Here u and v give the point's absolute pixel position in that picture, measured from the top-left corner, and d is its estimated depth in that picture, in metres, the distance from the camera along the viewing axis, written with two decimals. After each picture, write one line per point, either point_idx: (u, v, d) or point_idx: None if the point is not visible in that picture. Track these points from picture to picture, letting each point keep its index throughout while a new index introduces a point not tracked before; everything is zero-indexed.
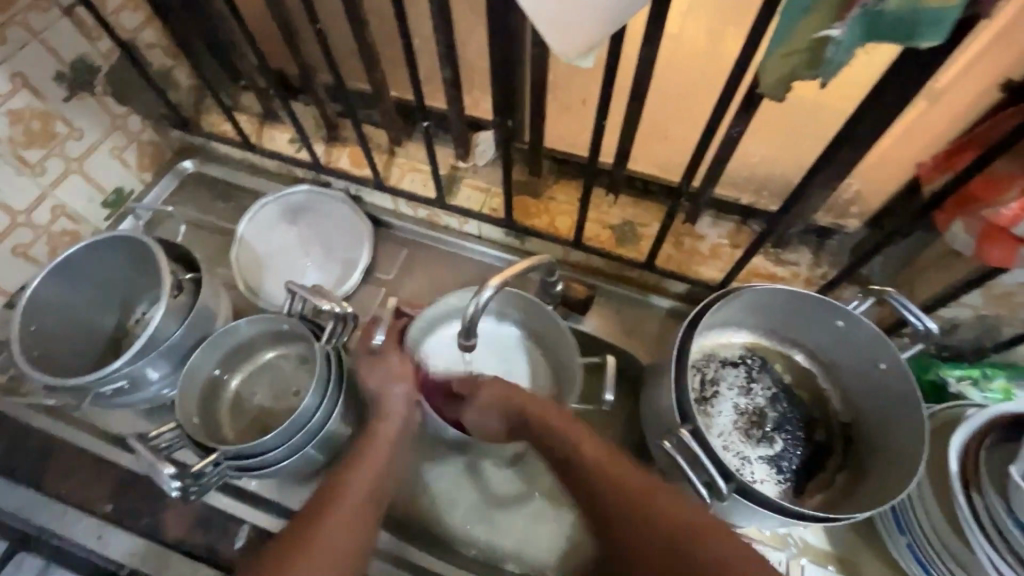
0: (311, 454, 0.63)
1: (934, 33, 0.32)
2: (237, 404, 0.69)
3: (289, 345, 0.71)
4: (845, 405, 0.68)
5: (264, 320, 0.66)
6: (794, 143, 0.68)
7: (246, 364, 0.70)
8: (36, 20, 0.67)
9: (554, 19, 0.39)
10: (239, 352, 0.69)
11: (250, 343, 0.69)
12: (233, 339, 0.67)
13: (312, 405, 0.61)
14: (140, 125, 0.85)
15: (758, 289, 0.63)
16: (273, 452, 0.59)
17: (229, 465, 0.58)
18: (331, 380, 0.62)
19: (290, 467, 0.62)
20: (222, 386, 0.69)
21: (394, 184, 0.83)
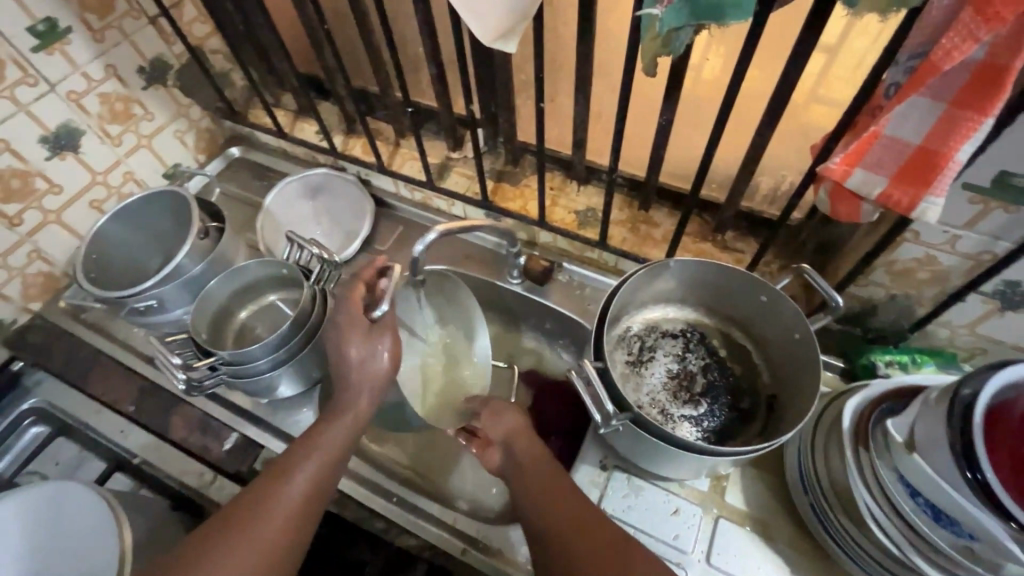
0: (292, 371, 0.76)
1: (738, 13, 0.42)
2: (241, 334, 0.83)
3: (290, 289, 0.84)
4: (772, 377, 0.73)
5: (268, 263, 0.79)
6: (732, 137, 0.75)
7: (253, 302, 0.85)
8: (128, 26, 0.87)
9: (474, 9, 0.50)
10: (248, 290, 0.83)
11: (259, 283, 0.83)
12: (245, 278, 0.81)
13: (295, 332, 0.73)
14: (200, 114, 1.05)
15: (685, 261, 0.71)
16: (259, 362, 0.72)
17: (223, 371, 0.72)
18: (314, 316, 0.75)
19: (269, 380, 0.75)
20: (231, 315, 0.83)
21: (395, 169, 0.97)
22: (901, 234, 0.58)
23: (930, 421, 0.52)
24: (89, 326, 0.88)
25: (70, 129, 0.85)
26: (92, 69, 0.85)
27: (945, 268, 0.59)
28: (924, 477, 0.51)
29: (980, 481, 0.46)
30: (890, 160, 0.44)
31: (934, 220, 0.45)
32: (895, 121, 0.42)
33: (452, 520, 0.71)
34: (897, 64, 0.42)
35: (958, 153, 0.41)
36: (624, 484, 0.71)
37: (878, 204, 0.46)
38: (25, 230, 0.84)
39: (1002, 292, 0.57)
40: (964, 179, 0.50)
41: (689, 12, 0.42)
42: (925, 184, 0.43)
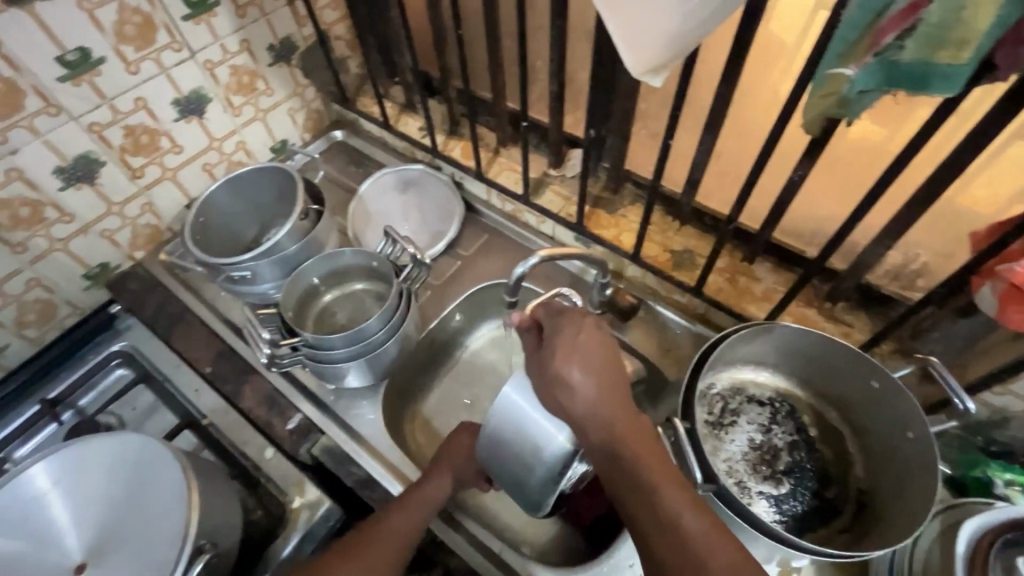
0: (365, 365, 0.76)
1: (945, 86, 0.37)
2: (321, 317, 0.85)
3: (375, 281, 0.85)
4: (867, 471, 0.67)
5: (360, 253, 0.80)
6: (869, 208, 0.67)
7: (338, 287, 0.86)
8: (268, 5, 0.90)
9: (631, 40, 0.48)
10: (336, 275, 0.84)
11: (347, 270, 0.84)
12: (337, 263, 0.82)
13: (375, 328, 0.73)
14: (313, 95, 1.08)
15: (792, 329, 0.65)
16: (336, 349, 0.72)
17: (303, 353, 0.73)
18: (396, 315, 0.75)
19: (343, 370, 0.75)
20: (316, 296, 0.84)
21: (491, 177, 0.97)
22: None
23: None
24: (181, 283, 0.92)
25: (199, 95, 0.89)
26: (230, 42, 0.89)
27: None
28: None
29: None
30: None
31: None
32: None
33: (471, 527, 0.71)
34: None
35: None
36: None
37: None
38: (144, 183, 0.89)
39: None
40: None
41: (883, 79, 0.39)
42: None
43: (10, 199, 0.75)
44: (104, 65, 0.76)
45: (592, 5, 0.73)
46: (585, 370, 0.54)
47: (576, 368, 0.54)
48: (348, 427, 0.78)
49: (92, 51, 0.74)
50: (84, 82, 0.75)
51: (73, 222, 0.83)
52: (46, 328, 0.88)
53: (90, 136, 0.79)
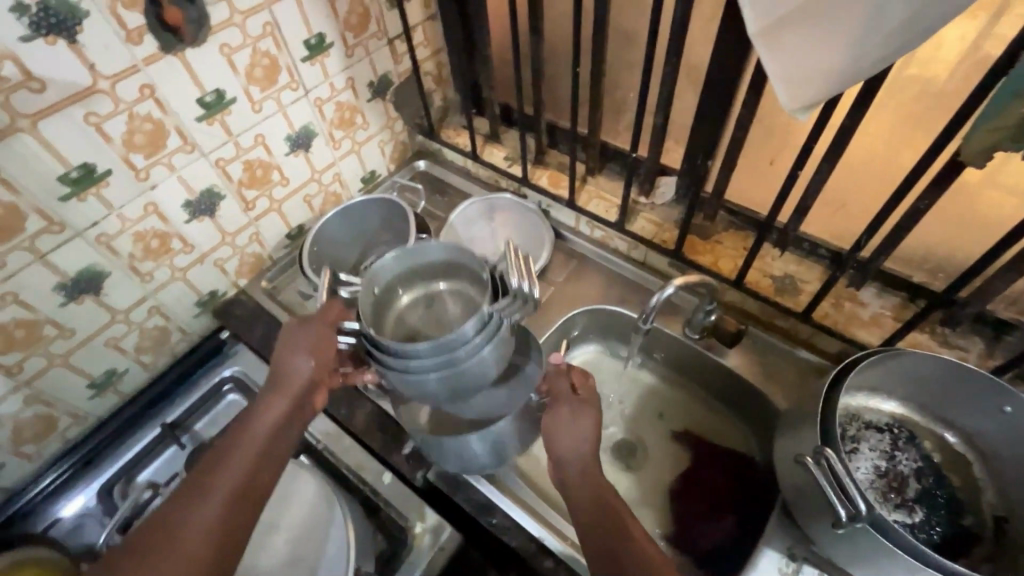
0: (457, 385, 0.63)
1: None
2: (397, 320, 0.79)
3: (457, 281, 0.81)
4: (1002, 498, 0.66)
5: (451, 246, 0.76)
6: (967, 249, 0.71)
7: (416, 288, 0.81)
8: (373, 45, 0.95)
9: (790, 78, 0.51)
10: (417, 273, 0.79)
11: (420, 270, 0.80)
12: (413, 261, 0.78)
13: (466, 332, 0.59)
14: (401, 127, 1.12)
15: (918, 355, 0.66)
16: (411, 352, 0.58)
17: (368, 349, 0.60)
18: (491, 319, 0.62)
19: (435, 390, 0.63)
20: (392, 296, 0.78)
21: (581, 205, 0.99)
22: None
23: None
24: (285, 309, 0.96)
25: (308, 131, 0.93)
26: (338, 80, 0.94)
27: None
28: None
29: None
30: None
31: None
32: None
33: None
34: None
35: None
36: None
37: None
38: (254, 214, 0.93)
39: None
40: None
41: None
42: None
43: (145, 231, 0.78)
44: (235, 105, 0.80)
45: (701, 42, 0.77)
46: (574, 428, 0.62)
47: (564, 420, 0.63)
48: None
49: (226, 92, 0.78)
50: (216, 121, 0.79)
51: (192, 251, 0.87)
52: (159, 354, 0.90)
53: (215, 170, 0.83)
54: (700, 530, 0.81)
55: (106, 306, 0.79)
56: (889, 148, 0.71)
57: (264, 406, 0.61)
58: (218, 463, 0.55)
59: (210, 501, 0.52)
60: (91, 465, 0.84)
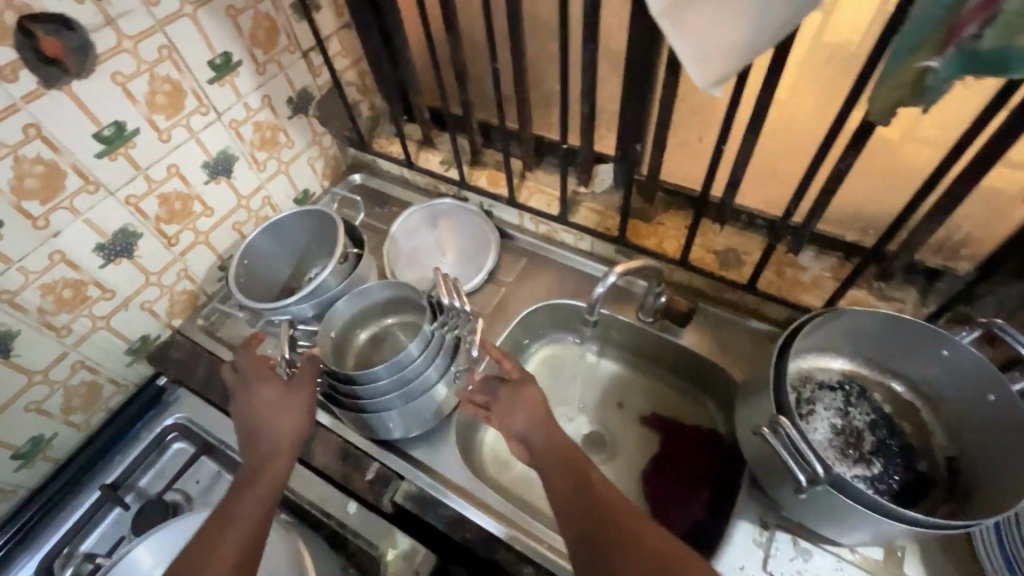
0: (410, 413, 0.76)
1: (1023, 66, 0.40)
2: (358, 353, 0.82)
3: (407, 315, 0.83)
4: (950, 439, 0.69)
5: (392, 286, 0.79)
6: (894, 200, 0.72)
7: (372, 326, 0.84)
8: (285, 60, 0.91)
9: (699, 56, 0.51)
10: (369, 314, 0.83)
11: (376, 308, 0.83)
12: (371, 301, 0.81)
13: (415, 362, 0.73)
14: (329, 142, 1.08)
15: (858, 312, 0.67)
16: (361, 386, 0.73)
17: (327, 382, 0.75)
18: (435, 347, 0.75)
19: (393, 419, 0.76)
20: (351, 336, 0.83)
21: (522, 202, 0.99)
22: None
23: None
24: (226, 346, 0.91)
25: (227, 155, 0.88)
26: (252, 99, 0.89)
27: None
28: None
29: None
30: None
31: None
32: None
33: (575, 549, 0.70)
34: None
35: None
36: (789, 546, 0.67)
37: None
38: (178, 250, 0.87)
39: None
40: None
41: (961, 66, 0.41)
42: None
43: (53, 282, 0.72)
44: (138, 136, 0.75)
45: (617, 26, 0.76)
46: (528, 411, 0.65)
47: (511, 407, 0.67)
48: (429, 469, 0.77)
49: (127, 124, 0.73)
50: (120, 156, 0.74)
51: (113, 298, 0.81)
52: (91, 411, 0.84)
53: (126, 208, 0.77)
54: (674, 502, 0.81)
55: (19, 369, 0.72)
56: (808, 112, 0.71)
57: (257, 470, 0.64)
58: (220, 527, 0.59)
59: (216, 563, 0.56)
60: (27, 542, 0.78)
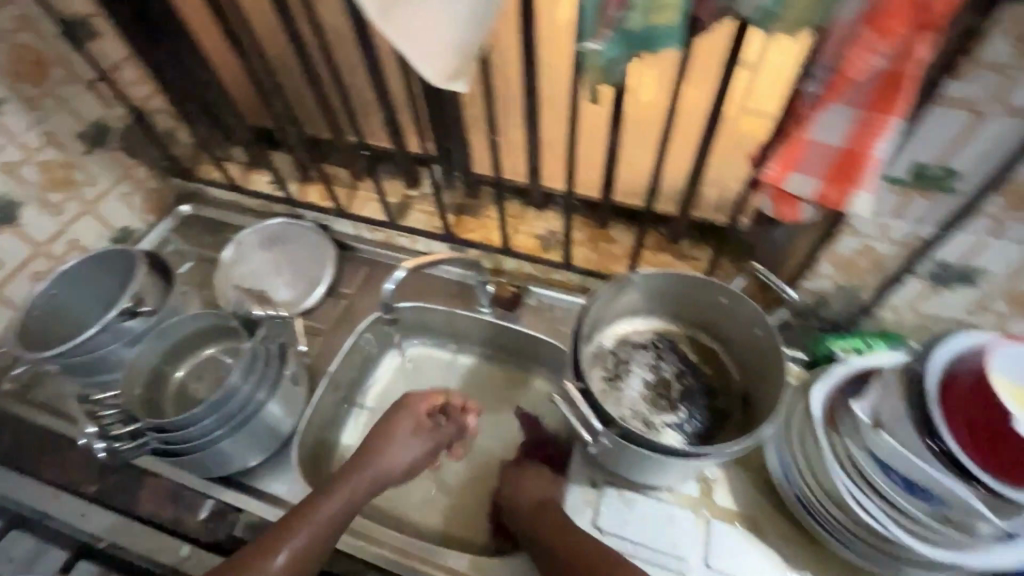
0: (247, 439, 0.74)
1: (667, 43, 0.46)
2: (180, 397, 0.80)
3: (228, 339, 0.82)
4: (742, 374, 0.77)
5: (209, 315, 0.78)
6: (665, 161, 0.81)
7: (189, 358, 0.81)
8: (65, 93, 0.85)
9: (422, 54, 0.52)
10: (184, 347, 0.80)
11: (191, 339, 0.80)
12: (176, 336, 0.78)
13: (240, 382, 0.71)
14: (146, 174, 1.02)
15: (647, 274, 0.74)
16: (191, 426, 0.69)
17: (152, 438, 0.69)
18: (257, 362, 0.73)
19: (230, 451, 0.73)
20: (166, 376, 0.79)
21: (355, 212, 0.99)
22: (839, 227, 0.63)
23: (892, 398, 0.56)
24: (38, 407, 0.83)
25: (7, 202, 0.82)
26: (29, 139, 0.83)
27: (881, 255, 0.64)
28: (892, 450, 0.55)
29: (942, 449, 0.51)
30: (819, 162, 0.48)
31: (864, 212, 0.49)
32: (818, 127, 0.47)
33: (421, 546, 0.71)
34: (810, 75, 0.46)
35: (878, 151, 0.45)
36: (615, 498, 0.71)
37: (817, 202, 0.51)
38: None
39: (934, 271, 0.63)
40: (888, 172, 0.55)
41: (621, 45, 0.46)
42: (851, 181, 0.48)
43: None
44: None
45: None
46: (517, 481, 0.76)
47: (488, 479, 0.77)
48: (268, 495, 0.75)
49: None
50: None
51: None
52: None
53: None
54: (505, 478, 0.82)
55: None
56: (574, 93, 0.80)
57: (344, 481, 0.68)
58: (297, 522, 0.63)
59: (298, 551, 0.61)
60: None
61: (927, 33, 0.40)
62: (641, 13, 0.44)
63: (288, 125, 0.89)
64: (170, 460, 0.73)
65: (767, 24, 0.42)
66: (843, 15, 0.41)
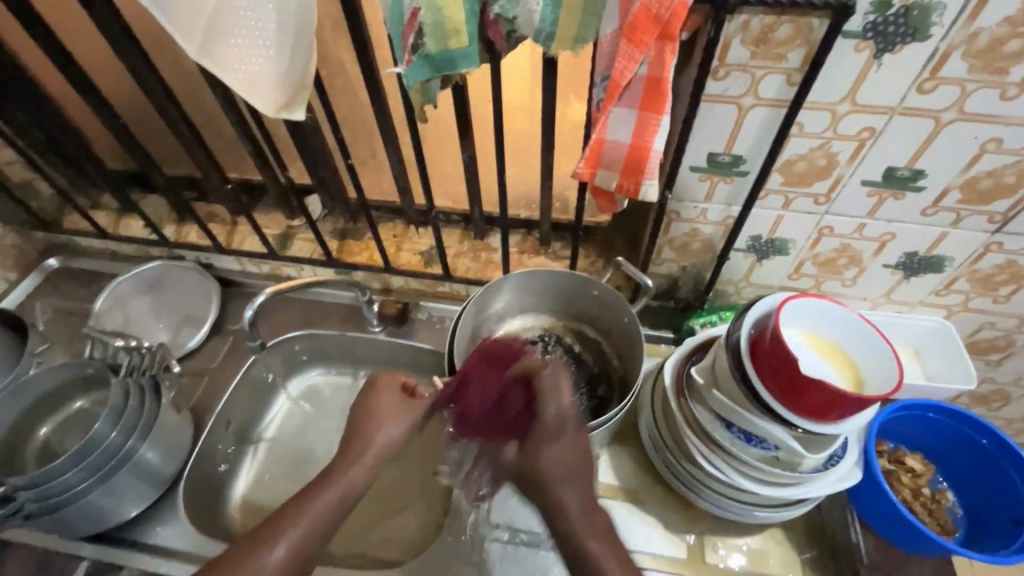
0: (122, 490, 0.71)
1: (468, 61, 0.50)
2: (46, 455, 0.75)
3: (96, 390, 0.78)
4: (621, 359, 0.82)
5: (67, 367, 0.74)
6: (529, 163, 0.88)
7: (54, 415, 0.77)
8: None
9: (247, 86, 0.55)
10: (47, 403, 0.76)
11: (51, 396, 0.76)
12: (36, 392, 0.74)
13: (106, 430, 0.68)
14: (2, 230, 0.97)
15: (522, 275, 0.79)
16: (67, 475, 0.66)
17: (24, 502, 0.65)
18: (127, 407, 0.70)
19: (102, 504, 0.69)
20: (28, 435, 0.75)
21: (235, 246, 0.97)
22: (666, 215, 0.70)
23: (721, 361, 0.63)
24: None
25: None
26: None
27: (708, 236, 0.72)
28: (725, 407, 0.61)
29: (761, 400, 0.58)
30: (616, 157, 0.55)
31: (658, 199, 0.56)
32: (609, 127, 0.53)
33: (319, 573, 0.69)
34: (597, 83, 0.53)
35: (655, 145, 0.52)
36: None
37: (619, 194, 0.57)
38: None
39: (752, 246, 0.72)
40: (689, 163, 0.63)
41: (426, 67, 0.51)
42: (641, 172, 0.54)
43: None
44: None
45: None
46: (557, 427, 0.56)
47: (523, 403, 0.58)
48: (152, 546, 0.73)
49: None
50: None
51: None
52: None
53: None
54: (474, 407, 0.61)
55: None
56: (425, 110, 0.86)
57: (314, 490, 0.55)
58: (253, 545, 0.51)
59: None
60: None
61: (670, 43, 0.47)
62: (436, 38, 0.48)
63: (152, 166, 0.88)
64: (38, 527, 0.69)
65: (546, 40, 0.48)
66: (608, 30, 0.48)
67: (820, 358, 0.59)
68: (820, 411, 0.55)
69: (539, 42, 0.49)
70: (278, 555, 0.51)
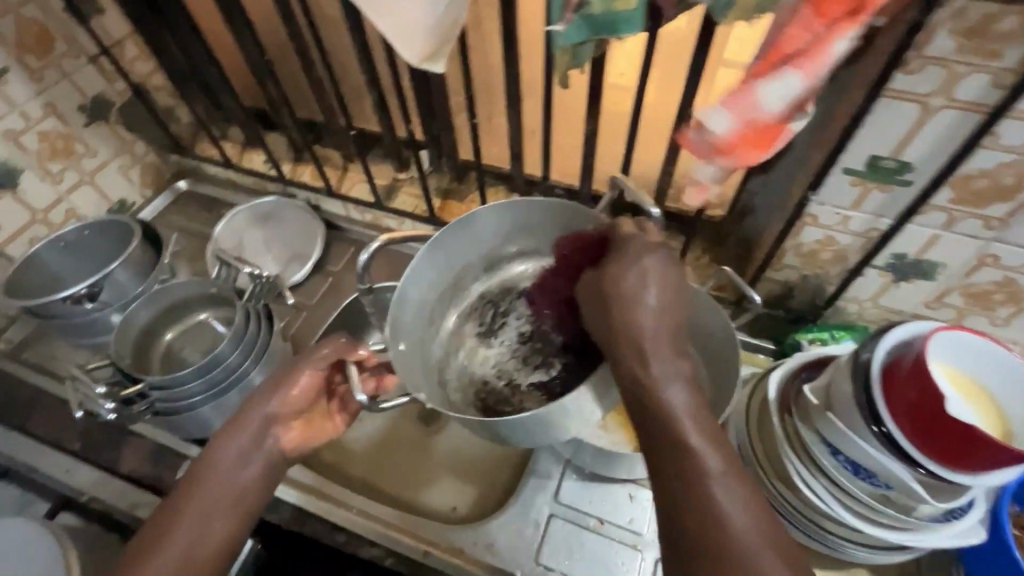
0: (227, 403, 0.77)
1: (630, 28, 0.48)
2: (167, 358, 0.83)
3: (217, 309, 0.85)
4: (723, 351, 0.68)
5: (196, 283, 0.81)
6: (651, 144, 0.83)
7: (180, 323, 0.85)
8: (67, 65, 0.89)
9: (400, 33, 0.54)
10: (173, 312, 0.83)
11: (179, 305, 0.83)
12: (167, 300, 0.81)
13: (227, 350, 0.74)
14: (145, 149, 1.06)
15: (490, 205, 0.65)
16: (190, 382, 0.72)
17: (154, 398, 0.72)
18: (247, 332, 0.76)
19: (210, 411, 0.76)
20: (155, 339, 0.83)
21: (344, 192, 1.01)
22: (800, 218, 0.65)
23: (840, 382, 0.58)
24: (31, 367, 0.88)
25: (8, 168, 0.87)
26: (30, 107, 0.87)
27: (843, 247, 0.66)
28: (839, 434, 0.57)
29: (884, 432, 0.53)
30: (738, 129, 0.50)
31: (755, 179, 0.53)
32: (746, 97, 0.48)
33: (390, 515, 0.72)
34: (747, 44, 0.47)
35: (797, 124, 0.48)
36: (582, 474, 0.74)
37: (717, 166, 0.53)
38: None
39: (893, 265, 0.65)
40: (844, 163, 0.57)
41: (585, 28, 0.48)
42: (759, 148, 0.50)
43: None
44: None
45: None
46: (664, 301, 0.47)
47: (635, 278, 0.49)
48: None
49: None
50: None
51: None
52: None
53: None
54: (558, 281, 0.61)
55: None
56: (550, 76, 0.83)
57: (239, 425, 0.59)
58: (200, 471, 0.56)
59: (210, 505, 0.55)
60: None
61: (857, 19, 0.42)
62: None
63: (281, 104, 0.92)
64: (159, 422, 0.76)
65: (723, 11, 0.44)
66: (785, 0, 0.43)
67: (964, 400, 0.52)
68: (955, 453, 0.49)
69: (713, 14, 0.44)
70: (250, 474, 0.58)
